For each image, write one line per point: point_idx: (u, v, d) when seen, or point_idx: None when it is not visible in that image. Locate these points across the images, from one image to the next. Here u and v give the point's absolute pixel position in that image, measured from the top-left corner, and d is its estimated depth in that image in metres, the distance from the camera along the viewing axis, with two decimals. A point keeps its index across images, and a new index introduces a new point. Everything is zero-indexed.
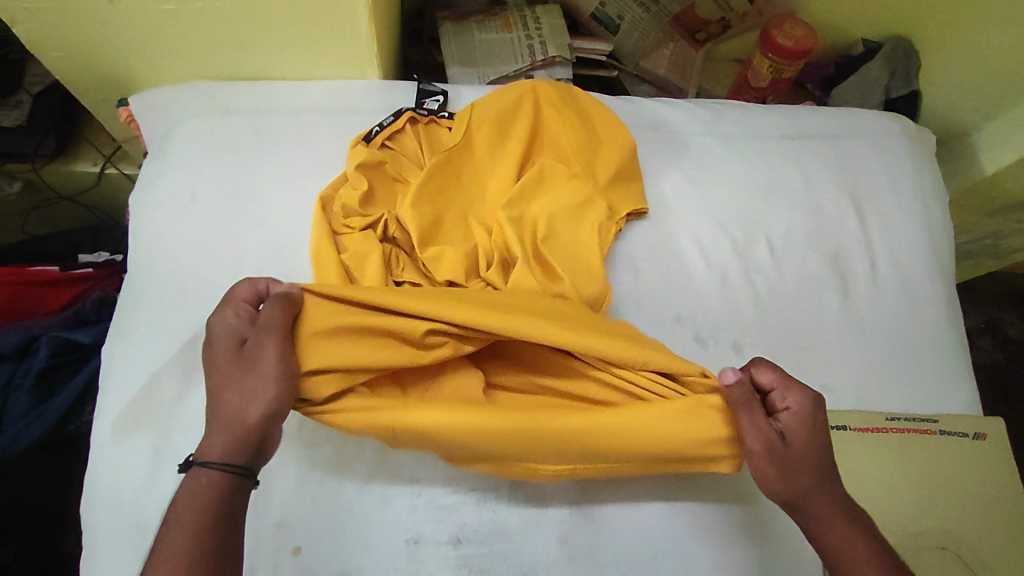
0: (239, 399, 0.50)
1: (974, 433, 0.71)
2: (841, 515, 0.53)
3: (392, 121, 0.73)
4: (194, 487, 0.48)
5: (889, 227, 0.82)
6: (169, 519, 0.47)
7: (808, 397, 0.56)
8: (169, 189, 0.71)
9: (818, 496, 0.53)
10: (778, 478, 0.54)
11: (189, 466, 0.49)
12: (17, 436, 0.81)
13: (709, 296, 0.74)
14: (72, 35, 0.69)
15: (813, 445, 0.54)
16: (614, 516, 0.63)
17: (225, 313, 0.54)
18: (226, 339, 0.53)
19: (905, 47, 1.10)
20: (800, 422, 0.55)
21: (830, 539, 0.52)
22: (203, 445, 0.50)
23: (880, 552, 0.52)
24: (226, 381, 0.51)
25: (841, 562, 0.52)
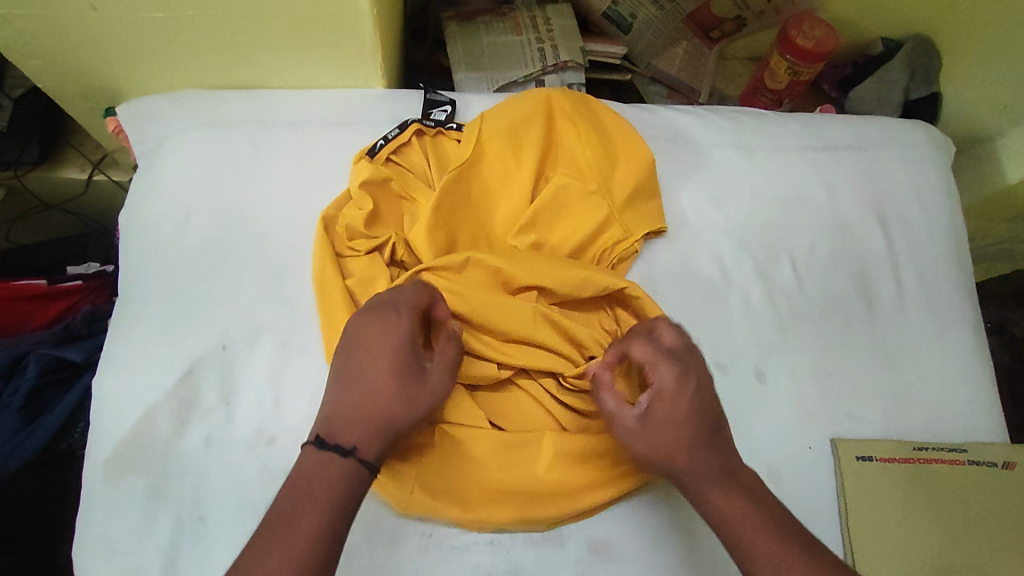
0: (397, 406, 0.50)
1: (1003, 462, 0.68)
2: (722, 483, 0.52)
3: (399, 133, 0.69)
4: (332, 474, 0.47)
5: (915, 243, 0.78)
6: (286, 510, 0.45)
7: (672, 372, 0.54)
8: (162, 207, 0.67)
9: (699, 466, 0.52)
10: (643, 444, 0.54)
11: (323, 449, 0.48)
12: (7, 456, 0.78)
13: (729, 318, 0.71)
14: (53, 43, 0.64)
15: (682, 419, 0.53)
16: (636, 555, 0.60)
17: (401, 311, 0.53)
18: (389, 336, 0.52)
19: (927, 47, 1.05)
20: (664, 397, 0.54)
21: (707, 504, 0.52)
22: (343, 436, 0.49)
23: (762, 518, 0.50)
24: (389, 383, 0.51)
25: (729, 532, 0.50)
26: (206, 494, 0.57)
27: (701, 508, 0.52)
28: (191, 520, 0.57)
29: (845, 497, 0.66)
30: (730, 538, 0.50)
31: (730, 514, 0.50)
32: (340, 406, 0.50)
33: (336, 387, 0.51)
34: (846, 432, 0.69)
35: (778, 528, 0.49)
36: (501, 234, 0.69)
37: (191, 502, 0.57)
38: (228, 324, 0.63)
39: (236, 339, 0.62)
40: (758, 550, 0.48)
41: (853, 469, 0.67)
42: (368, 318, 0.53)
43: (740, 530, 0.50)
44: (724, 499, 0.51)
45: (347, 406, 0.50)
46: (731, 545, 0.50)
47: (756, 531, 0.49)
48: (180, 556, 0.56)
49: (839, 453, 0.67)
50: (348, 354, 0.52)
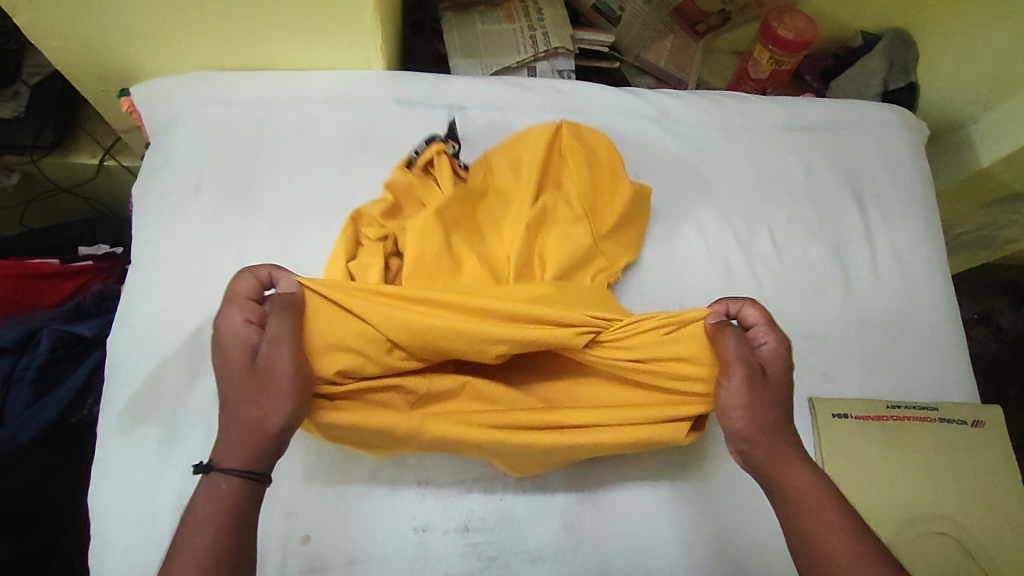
0: (251, 405, 0.49)
1: (973, 421, 0.72)
2: (799, 459, 0.53)
3: (434, 143, 0.70)
4: (209, 491, 0.47)
5: (889, 218, 0.82)
6: (183, 530, 0.46)
7: (784, 342, 0.58)
8: (173, 179, 0.70)
9: (779, 436, 0.54)
10: (750, 401, 0.54)
11: (207, 473, 0.47)
12: (20, 428, 0.82)
13: (712, 286, 0.75)
14: (72, 24, 0.68)
15: (780, 387, 0.56)
16: (622, 503, 0.63)
17: (233, 313, 0.53)
18: (227, 337, 0.52)
19: (903, 39, 1.10)
20: (772, 357, 0.57)
21: (791, 475, 0.52)
22: (219, 448, 0.49)
23: (836, 497, 0.51)
24: (237, 386, 0.50)
25: (803, 501, 0.51)
26: (215, 443, 0.61)
27: (775, 481, 0.53)
28: (200, 468, 0.60)
29: (822, 452, 0.69)
30: (804, 507, 0.50)
31: (804, 485, 0.51)
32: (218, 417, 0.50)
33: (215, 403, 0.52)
34: (823, 392, 0.73)
35: (847, 504, 0.51)
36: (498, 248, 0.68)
37: (201, 451, 0.60)
38: None
39: None
40: (828, 525, 0.49)
41: (829, 426, 0.70)
42: (221, 326, 0.53)
43: (812, 503, 0.50)
44: (799, 472, 0.52)
45: (223, 416, 0.50)
46: (801, 517, 0.50)
47: (831, 505, 0.50)
48: (189, 501, 0.59)
49: (816, 411, 0.71)
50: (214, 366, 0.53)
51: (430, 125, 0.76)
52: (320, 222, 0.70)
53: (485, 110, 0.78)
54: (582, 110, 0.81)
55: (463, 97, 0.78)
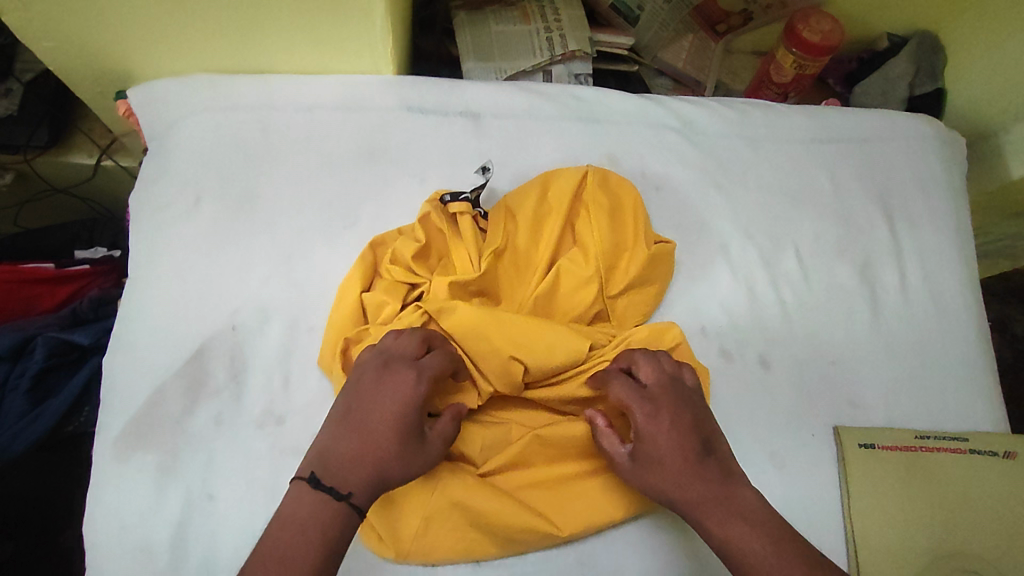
0: (394, 463, 0.49)
1: (1005, 452, 0.68)
2: (718, 508, 0.51)
3: (471, 198, 0.66)
4: (326, 518, 0.46)
5: (918, 235, 0.79)
6: (278, 539, 0.45)
7: (644, 413, 0.54)
8: (173, 189, 0.67)
9: (692, 494, 0.52)
10: (640, 476, 0.54)
11: (318, 488, 0.47)
12: (13, 440, 0.79)
13: (734, 306, 0.71)
14: (65, 24, 0.64)
15: (669, 448, 0.53)
16: (641, 538, 0.60)
17: (417, 371, 0.53)
18: (398, 386, 0.52)
19: (932, 43, 1.06)
20: (649, 423, 0.54)
21: (715, 533, 0.51)
22: (339, 478, 0.48)
23: (766, 539, 0.49)
24: (385, 435, 0.50)
25: (729, 553, 0.50)
26: (216, 472, 0.58)
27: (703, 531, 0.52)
28: (200, 498, 0.57)
29: (846, 485, 0.67)
30: (736, 562, 0.49)
31: (729, 536, 0.50)
32: (337, 449, 0.49)
33: (337, 429, 0.51)
34: (848, 420, 0.70)
35: (778, 549, 0.49)
36: (509, 302, 0.65)
37: (200, 480, 0.58)
38: (238, 306, 0.63)
39: (246, 320, 0.63)
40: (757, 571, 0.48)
41: (855, 457, 0.67)
42: (383, 367, 0.53)
43: (741, 553, 0.49)
44: (721, 525, 0.51)
45: (347, 449, 0.49)
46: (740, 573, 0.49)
47: (758, 551, 0.49)
48: (189, 533, 0.56)
49: (841, 440, 0.68)
50: (356, 395, 0.52)
51: (443, 133, 0.72)
52: (326, 235, 0.67)
53: (499, 118, 0.74)
54: (601, 118, 0.77)
55: (477, 104, 0.74)
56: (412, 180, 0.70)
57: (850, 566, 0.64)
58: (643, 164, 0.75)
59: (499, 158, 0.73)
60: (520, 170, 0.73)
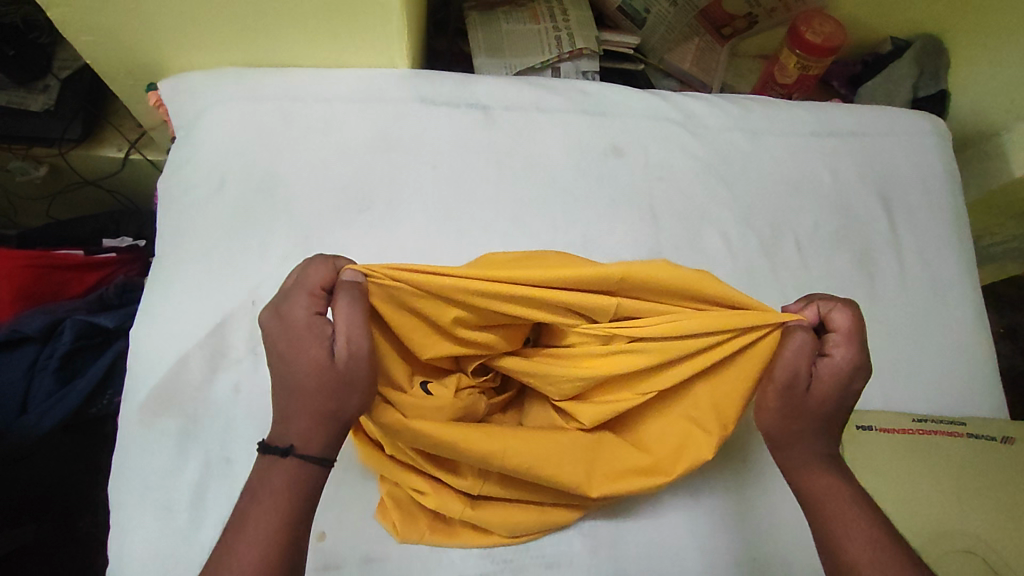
0: (332, 400, 0.47)
1: (1002, 437, 0.70)
2: (827, 462, 0.52)
3: None
4: (280, 478, 0.46)
5: (917, 228, 0.81)
6: (245, 513, 0.45)
7: (852, 355, 0.51)
8: (199, 174, 0.71)
9: (813, 446, 0.52)
10: (773, 413, 0.53)
11: (268, 452, 0.47)
12: (42, 415, 0.82)
13: (735, 291, 0.73)
14: (103, 19, 0.69)
15: (829, 395, 0.52)
16: (638, 511, 0.63)
17: (300, 294, 0.48)
18: (300, 324, 0.47)
19: (935, 46, 1.08)
20: (829, 376, 0.51)
21: (810, 481, 0.51)
22: (285, 436, 0.47)
23: (875, 514, 0.49)
24: (308, 380, 0.47)
25: (820, 510, 0.50)
26: (233, 437, 0.61)
27: (795, 474, 0.53)
28: (219, 461, 0.60)
29: (844, 466, 0.68)
30: (819, 515, 0.50)
31: (834, 497, 0.50)
32: (282, 407, 0.47)
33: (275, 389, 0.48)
34: None
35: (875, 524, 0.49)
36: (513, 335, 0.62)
37: (219, 445, 0.61)
38: (258, 282, 0.67)
39: (265, 296, 0.66)
40: (854, 538, 0.48)
41: (853, 438, 0.69)
42: (288, 309, 0.48)
43: (829, 510, 0.50)
44: (827, 482, 0.51)
45: (290, 405, 0.47)
46: (818, 523, 0.50)
47: (856, 518, 0.49)
48: (207, 494, 0.59)
49: (839, 422, 0.69)
50: (271, 350, 0.49)
51: (454, 124, 0.76)
52: (342, 218, 0.70)
53: (508, 110, 0.78)
54: (606, 111, 0.80)
55: (487, 97, 0.78)
56: (424, 167, 0.73)
57: None
58: (647, 156, 0.78)
59: (508, 148, 0.76)
60: (528, 160, 0.76)
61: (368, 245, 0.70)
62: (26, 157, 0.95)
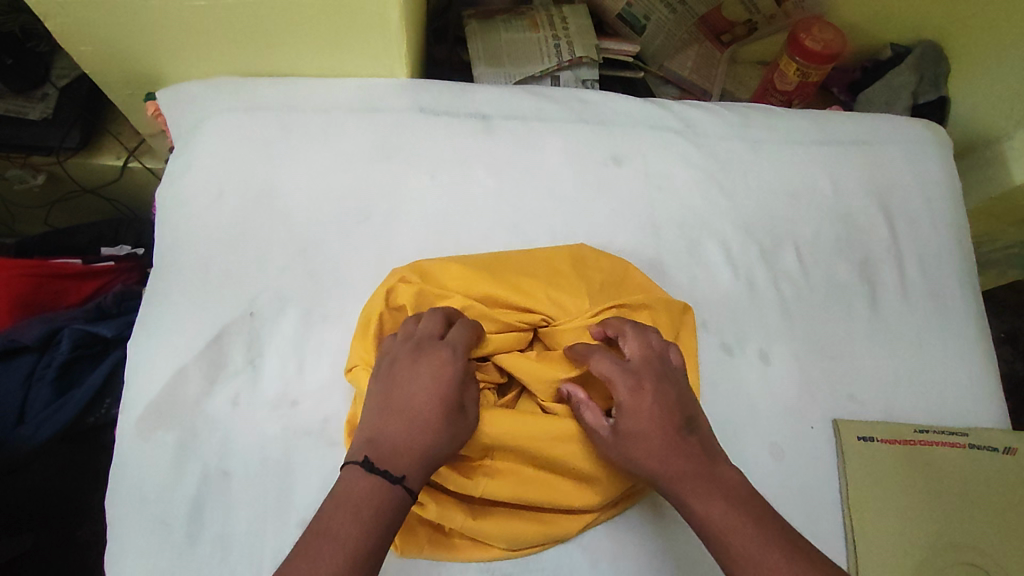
0: (442, 440, 0.50)
1: (1005, 448, 0.69)
2: (698, 484, 0.51)
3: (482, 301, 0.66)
4: (376, 498, 0.47)
5: (918, 236, 0.80)
6: (331, 518, 0.45)
7: (626, 386, 0.53)
8: (197, 185, 0.70)
9: (674, 472, 0.51)
10: (625, 463, 0.53)
11: (372, 472, 0.48)
12: (38, 427, 0.81)
13: (735, 301, 0.73)
14: (102, 30, 0.68)
15: (648, 429, 0.52)
16: (638, 523, 0.63)
17: (442, 348, 0.54)
18: (426, 366, 0.53)
19: (934, 52, 1.08)
20: (636, 412, 0.53)
21: (692, 510, 0.50)
22: (389, 461, 0.48)
23: (748, 529, 0.48)
24: (423, 415, 0.51)
25: (711, 534, 0.49)
26: (231, 450, 0.61)
27: (682, 508, 0.51)
28: (216, 475, 0.60)
29: (846, 478, 0.67)
30: (714, 543, 0.49)
31: (713, 517, 0.49)
32: (388, 432, 0.50)
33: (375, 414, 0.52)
34: (848, 414, 0.71)
35: (760, 529, 0.48)
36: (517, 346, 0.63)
37: (217, 458, 0.60)
38: (256, 294, 0.66)
39: (263, 308, 0.66)
40: (739, 551, 0.47)
41: (854, 449, 0.68)
42: (427, 351, 0.54)
43: (721, 534, 0.49)
44: (703, 504, 0.50)
45: (395, 432, 0.50)
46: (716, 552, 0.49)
47: (739, 534, 0.48)
48: (205, 508, 0.59)
49: (840, 432, 0.69)
50: (386, 385, 0.53)
51: (453, 133, 0.76)
52: (340, 229, 0.70)
53: (508, 119, 0.77)
54: (606, 120, 0.80)
55: (486, 106, 0.78)
56: (423, 177, 0.73)
57: (850, 558, 0.64)
58: (647, 165, 0.78)
59: (507, 157, 0.75)
60: (527, 170, 0.75)
61: (366, 255, 0.69)
62: (25, 166, 0.95)
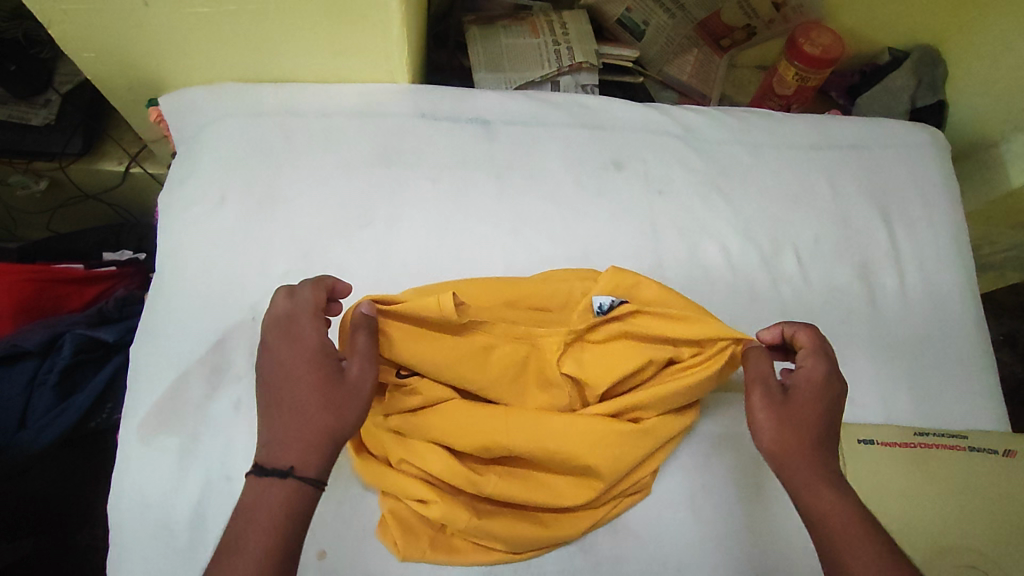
0: (330, 415, 0.49)
1: (1005, 450, 0.69)
2: (830, 478, 0.50)
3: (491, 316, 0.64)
4: (274, 499, 0.46)
5: (916, 240, 0.81)
6: (238, 532, 0.45)
7: (827, 368, 0.54)
8: (199, 190, 0.71)
9: (804, 460, 0.51)
10: (771, 427, 0.52)
11: (264, 475, 0.47)
12: (39, 432, 0.81)
13: (735, 305, 0.73)
14: (105, 37, 0.69)
15: (819, 410, 0.53)
16: (640, 526, 0.63)
17: (305, 325, 0.52)
18: (296, 346, 0.52)
19: (932, 56, 1.09)
20: (811, 386, 0.54)
21: (813, 500, 0.50)
22: (283, 456, 0.48)
23: (873, 534, 0.48)
24: (310, 399, 0.49)
25: (826, 529, 0.48)
26: (234, 454, 0.61)
27: (799, 493, 0.50)
28: (218, 479, 0.60)
29: (846, 480, 0.68)
30: (823, 531, 0.48)
31: (829, 514, 0.49)
32: (278, 427, 0.49)
33: (268, 415, 0.50)
34: (849, 416, 0.71)
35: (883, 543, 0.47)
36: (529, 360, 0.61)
37: (219, 462, 0.60)
38: (258, 299, 0.67)
39: (265, 312, 0.66)
40: (857, 557, 0.46)
41: (854, 452, 0.68)
42: (289, 338, 0.52)
43: (836, 531, 0.48)
44: (826, 496, 0.50)
45: (286, 424, 0.49)
46: (824, 542, 0.48)
47: (857, 536, 0.47)
48: (207, 513, 0.59)
49: (840, 434, 0.69)
50: (268, 380, 0.51)
51: (454, 138, 0.76)
52: (341, 234, 0.70)
53: (508, 124, 0.78)
54: (606, 125, 0.80)
55: (487, 111, 0.78)
56: (424, 182, 0.74)
57: None
58: (647, 169, 0.78)
59: (508, 162, 0.76)
60: (528, 174, 0.76)
61: (369, 260, 0.70)
62: (27, 171, 0.96)
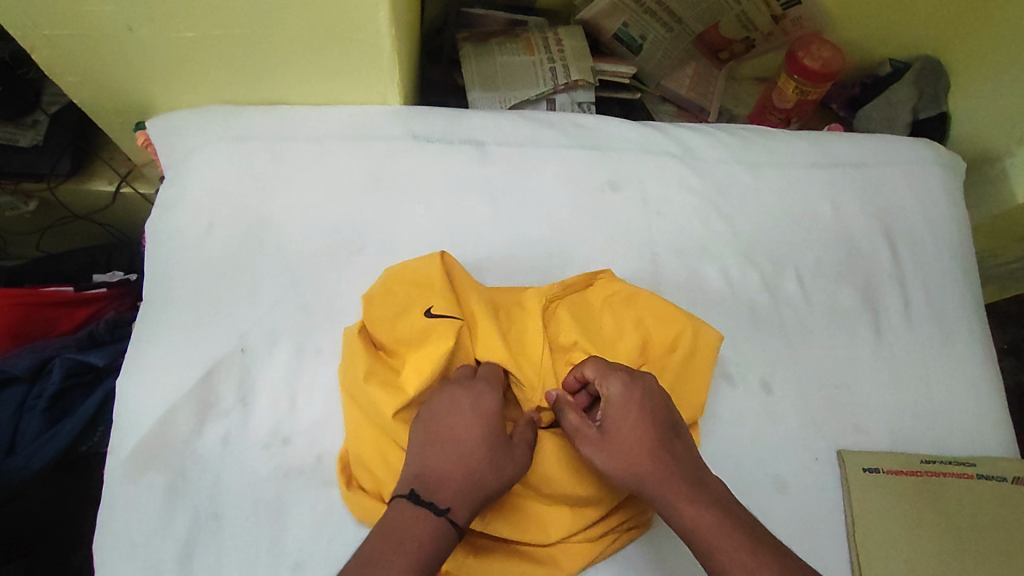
0: (486, 473, 0.51)
1: (1013, 477, 0.68)
2: (689, 491, 0.51)
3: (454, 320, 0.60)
4: (423, 530, 0.47)
5: (921, 260, 0.79)
6: (382, 551, 0.45)
7: (623, 379, 0.55)
8: (187, 217, 0.69)
9: (659, 474, 0.52)
10: (610, 461, 0.53)
11: (417, 505, 0.49)
12: (30, 457, 0.79)
13: (736, 329, 0.72)
14: (89, 61, 0.67)
15: (637, 425, 0.53)
16: (640, 561, 0.61)
17: (489, 388, 0.56)
18: (476, 406, 0.54)
19: (934, 66, 1.07)
20: (624, 403, 0.54)
21: (680, 520, 0.50)
22: (437, 494, 0.49)
23: (733, 532, 0.48)
24: (480, 453, 0.52)
25: (700, 542, 0.49)
26: (222, 492, 0.59)
27: (669, 516, 0.51)
28: (206, 518, 0.58)
29: (852, 511, 0.66)
30: (701, 547, 0.49)
31: (704, 525, 0.49)
32: (433, 466, 0.51)
33: (421, 449, 0.52)
34: (853, 444, 0.69)
35: (751, 542, 0.48)
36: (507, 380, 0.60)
37: (207, 501, 0.59)
38: (247, 329, 0.65)
39: (254, 343, 0.65)
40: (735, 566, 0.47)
41: (860, 481, 0.67)
42: (459, 387, 0.56)
43: (711, 544, 0.48)
44: (692, 507, 0.50)
45: (440, 465, 0.51)
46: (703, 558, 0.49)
47: (732, 544, 0.48)
48: (195, 553, 0.57)
49: (846, 463, 0.67)
50: (433, 419, 0.54)
51: (447, 160, 0.74)
52: (333, 260, 0.69)
53: (503, 145, 0.76)
54: (604, 144, 0.78)
55: (482, 132, 0.76)
56: (417, 207, 0.72)
57: None
58: (645, 190, 0.77)
59: (502, 184, 0.74)
60: (524, 197, 0.74)
61: (361, 288, 0.68)
62: (16, 193, 0.94)
